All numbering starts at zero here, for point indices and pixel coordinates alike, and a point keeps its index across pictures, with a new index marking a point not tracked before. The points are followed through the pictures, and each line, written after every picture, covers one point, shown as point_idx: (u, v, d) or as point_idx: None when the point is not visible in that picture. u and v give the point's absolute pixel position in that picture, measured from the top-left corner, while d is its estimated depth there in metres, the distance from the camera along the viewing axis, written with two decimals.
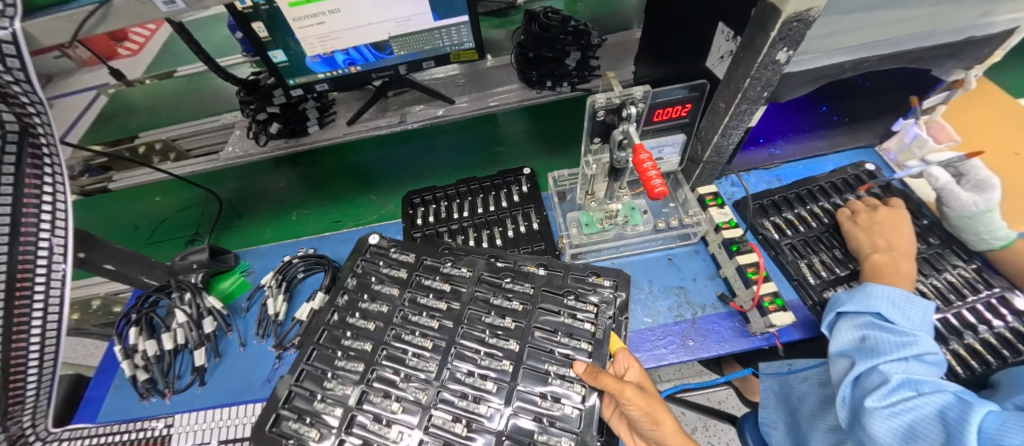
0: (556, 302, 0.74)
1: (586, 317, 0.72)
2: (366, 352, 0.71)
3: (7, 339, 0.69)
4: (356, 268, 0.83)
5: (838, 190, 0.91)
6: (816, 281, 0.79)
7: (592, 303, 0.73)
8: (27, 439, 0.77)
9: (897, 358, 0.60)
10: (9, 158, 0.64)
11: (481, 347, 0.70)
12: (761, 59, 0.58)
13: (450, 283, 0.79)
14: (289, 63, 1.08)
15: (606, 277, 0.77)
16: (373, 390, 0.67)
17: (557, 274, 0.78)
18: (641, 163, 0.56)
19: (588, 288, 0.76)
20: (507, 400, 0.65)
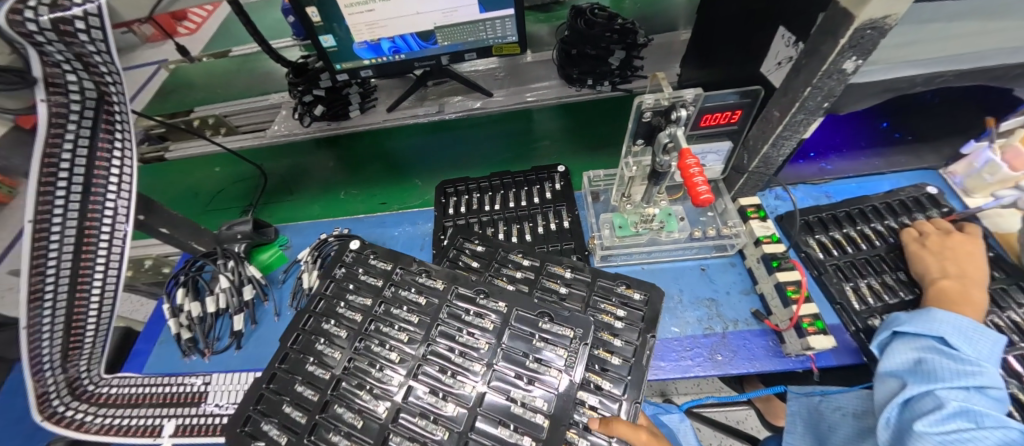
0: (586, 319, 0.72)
1: (613, 329, 0.70)
2: (335, 362, 0.70)
3: (73, 286, 0.78)
4: (335, 276, 0.82)
5: (895, 212, 0.85)
6: (861, 307, 0.74)
7: (619, 315, 0.72)
8: (82, 382, 0.86)
9: (957, 386, 0.56)
10: (87, 123, 0.70)
11: (447, 364, 0.67)
12: (825, 68, 0.55)
13: (425, 293, 0.76)
14: (338, 48, 1.11)
15: (637, 289, 0.75)
16: (335, 400, 0.66)
17: (587, 283, 0.77)
18: (687, 168, 0.54)
19: (615, 300, 0.75)
20: (466, 424, 0.62)
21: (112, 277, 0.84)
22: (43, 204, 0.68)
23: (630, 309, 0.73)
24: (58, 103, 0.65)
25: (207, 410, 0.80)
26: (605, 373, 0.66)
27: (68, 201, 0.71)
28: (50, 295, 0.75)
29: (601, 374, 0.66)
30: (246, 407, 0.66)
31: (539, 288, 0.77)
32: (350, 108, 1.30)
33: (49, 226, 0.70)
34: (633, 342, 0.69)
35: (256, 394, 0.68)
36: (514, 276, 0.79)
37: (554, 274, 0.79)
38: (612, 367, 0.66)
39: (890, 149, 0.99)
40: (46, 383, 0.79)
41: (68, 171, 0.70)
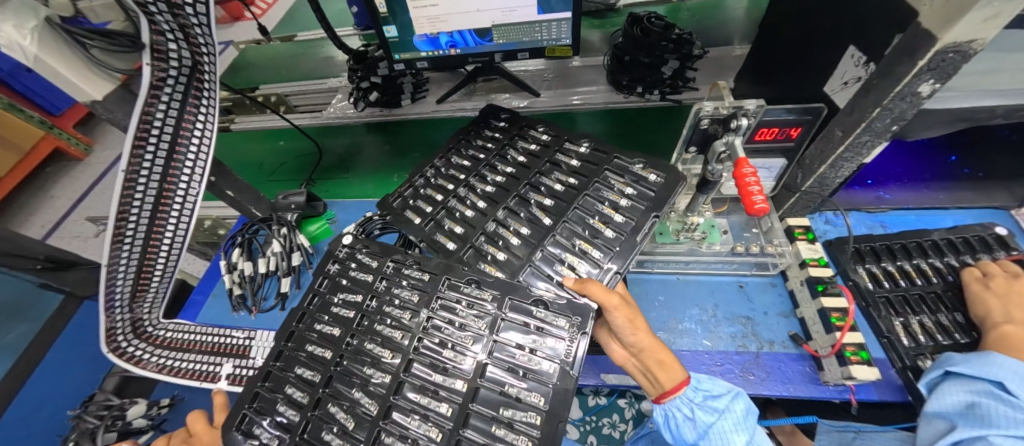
0: (595, 196, 0.77)
1: (616, 206, 0.74)
2: (326, 359, 0.71)
3: (148, 235, 0.86)
4: (327, 272, 0.84)
5: (955, 250, 0.80)
6: (911, 344, 0.71)
7: (626, 193, 0.75)
8: (143, 323, 0.94)
9: (1012, 435, 0.53)
10: (180, 89, 0.77)
11: (436, 364, 0.66)
12: (899, 88, 0.53)
13: (416, 289, 0.75)
14: (399, 38, 1.17)
15: (655, 171, 0.75)
16: (329, 396, 0.68)
17: (602, 159, 0.82)
18: (744, 177, 0.54)
19: (627, 179, 0.77)
20: (459, 422, 0.60)
21: (182, 230, 0.92)
22: (135, 157, 0.76)
23: (641, 187, 0.75)
24: (160, 68, 0.72)
25: (249, 363, 0.86)
26: (596, 242, 0.72)
27: (156, 157, 0.79)
28: (130, 239, 0.83)
29: (592, 242, 0.72)
30: (241, 405, 0.69)
31: (551, 160, 0.86)
32: (403, 96, 1.37)
33: (138, 177, 0.78)
34: (630, 219, 0.72)
35: (251, 394, 0.72)
36: (528, 148, 0.91)
37: (570, 149, 0.87)
38: (603, 237, 0.72)
39: (956, 183, 0.93)
40: (115, 319, 0.88)
41: (159, 130, 0.77)
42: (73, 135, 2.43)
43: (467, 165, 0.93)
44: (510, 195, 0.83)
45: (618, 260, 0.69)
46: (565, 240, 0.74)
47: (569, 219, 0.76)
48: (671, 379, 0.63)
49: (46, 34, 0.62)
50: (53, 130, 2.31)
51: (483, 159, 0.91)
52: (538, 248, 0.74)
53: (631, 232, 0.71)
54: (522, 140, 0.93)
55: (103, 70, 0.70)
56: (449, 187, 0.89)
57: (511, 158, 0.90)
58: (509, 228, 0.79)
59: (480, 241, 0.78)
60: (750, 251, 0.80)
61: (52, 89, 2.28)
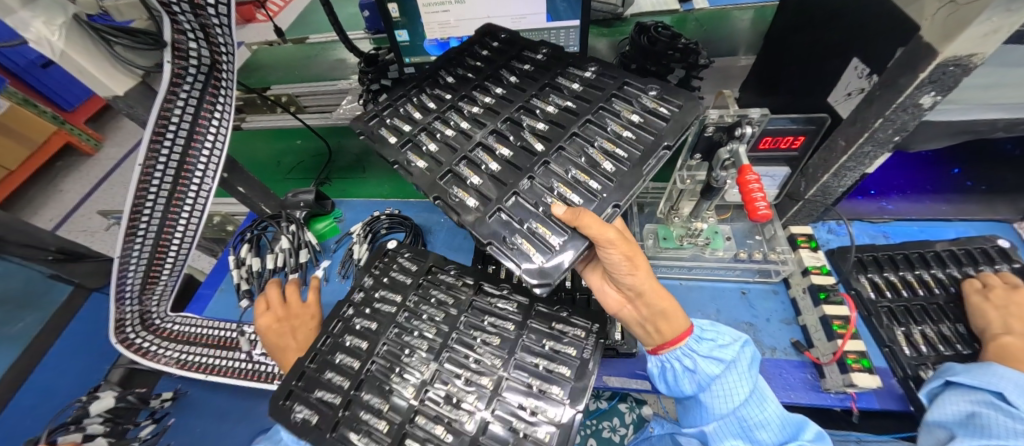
0: (595, 130, 0.73)
1: (618, 138, 0.70)
2: (357, 365, 0.74)
3: (160, 229, 0.88)
4: (373, 267, 0.90)
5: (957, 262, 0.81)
6: (912, 353, 0.71)
7: (631, 123, 0.70)
8: (151, 315, 0.96)
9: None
10: (198, 87, 0.79)
11: (462, 370, 0.71)
12: (900, 100, 0.55)
13: (448, 303, 0.80)
14: (410, 42, 1.19)
15: (666, 103, 0.70)
16: (359, 396, 0.70)
17: (605, 87, 0.78)
18: (746, 183, 0.55)
19: (634, 109, 0.72)
20: (478, 429, 0.64)
21: (193, 226, 0.93)
22: (151, 152, 0.78)
23: (650, 118, 0.70)
24: (180, 66, 0.74)
25: (256, 357, 0.88)
26: (593, 173, 0.68)
27: (172, 153, 0.81)
28: (143, 231, 0.85)
29: (592, 170, 0.68)
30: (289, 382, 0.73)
31: (550, 84, 0.83)
32: None
33: (153, 171, 0.80)
34: (632, 153, 0.68)
35: (285, 390, 0.73)
36: (522, 70, 0.87)
37: (574, 75, 0.84)
38: (602, 169, 0.67)
39: (959, 196, 0.94)
40: (124, 310, 0.89)
41: (177, 125, 0.79)
42: (84, 130, 2.46)
43: (455, 85, 0.89)
44: (500, 117, 0.80)
45: (615, 196, 0.63)
46: (558, 169, 0.71)
47: (563, 148, 0.73)
48: (674, 330, 0.62)
49: (72, 32, 0.63)
50: (65, 125, 2.34)
51: (475, 79, 0.88)
52: (525, 177, 0.70)
53: (632, 164, 0.66)
54: (516, 61, 0.90)
55: (124, 66, 0.72)
56: (436, 105, 0.86)
57: (506, 79, 0.87)
58: (493, 151, 0.76)
59: (461, 164, 0.75)
60: (753, 258, 0.80)
61: (65, 84, 2.31)
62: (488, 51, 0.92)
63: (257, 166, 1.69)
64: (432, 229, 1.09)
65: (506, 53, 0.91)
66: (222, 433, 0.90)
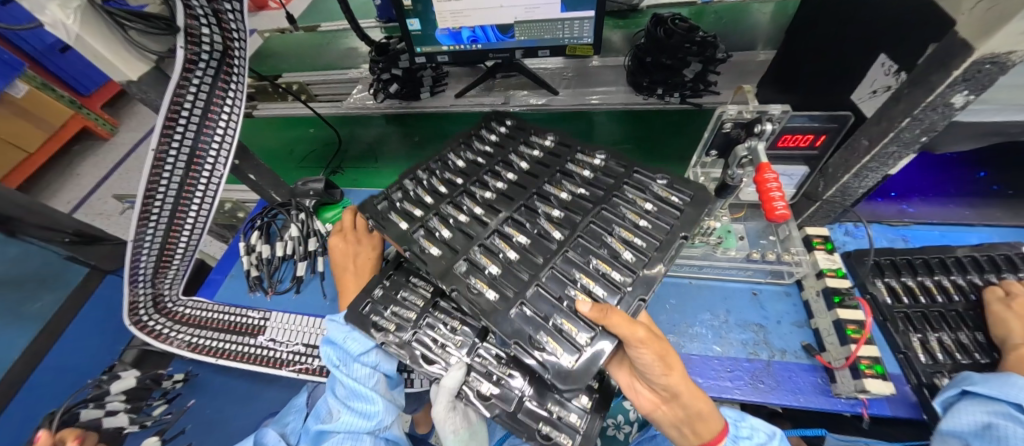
0: (610, 218, 0.72)
1: (636, 228, 0.69)
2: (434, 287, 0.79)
3: (173, 214, 0.89)
4: None
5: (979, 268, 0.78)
6: (928, 361, 0.70)
7: (646, 211, 0.71)
8: (164, 298, 0.97)
9: None
10: (210, 73, 0.79)
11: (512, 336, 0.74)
12: (931, 99, 0.52)
13: None
14: (422, 32, 1.18)
15: (680, 193, 0.71)
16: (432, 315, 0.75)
17: (617, 177, 0.78)
18: (764, 182, 0.53)
19: (646, 198, 0.73)
20: (516, 406, 0.67)
21: (205, 211, 0.94)
22: (164, 138, 0.78)
23: (662, 206, 0.72)
24: (193, 51, 0.74)
25: (264, 343, 0.89)
26: (614, 263, 0.65)
27: (184, 139, 0.81)
28: (156, 216, 0.86)
29: (614, 262, 0.65)
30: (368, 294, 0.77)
31: (562, 169, 0.82)
32: (422, 90, 1.38)
33: (166, 157, 0.80)
34: (651, 242, 0.67)
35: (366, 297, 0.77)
36: (533, 155, 0.87)
37: (583, 160, 0.83)
38: (623, 258, 0.66)
39: (983, 200, 0.91)
40: (138, 293, 0.91)
41: (189, 111, 0.79)
42: (100, 115, 2.50)
43: (465, 169, 0.87)
44: (514, 203, 0.78)
45: (640, 289, 0.61)
46: (577, 257, 0.68)
47: (581, 236, 0.70)
48: (710, 431, 0.61)
49: (88, 15, 0.63)
50: (82, 110, 2.38)
51: (486, 163, 0.87)
52: (546, 265, 0.67)
53: (650, 255, 0.65)
54: (526, 146, 0.90)
55: (138, 50, 0.72)
56: (447, 189, 0.83)
57: (519, 160, 0.87)
58: (508, 237, 0.72)
59: (477, 250, 0.71)
60: (766, 259, 0.79)
61: (82, 70, 2.34)
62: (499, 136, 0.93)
63: (269, 156, 1.73)
64: None
65: (517, 139, 0.91)
66: (234, 415, 0.93)
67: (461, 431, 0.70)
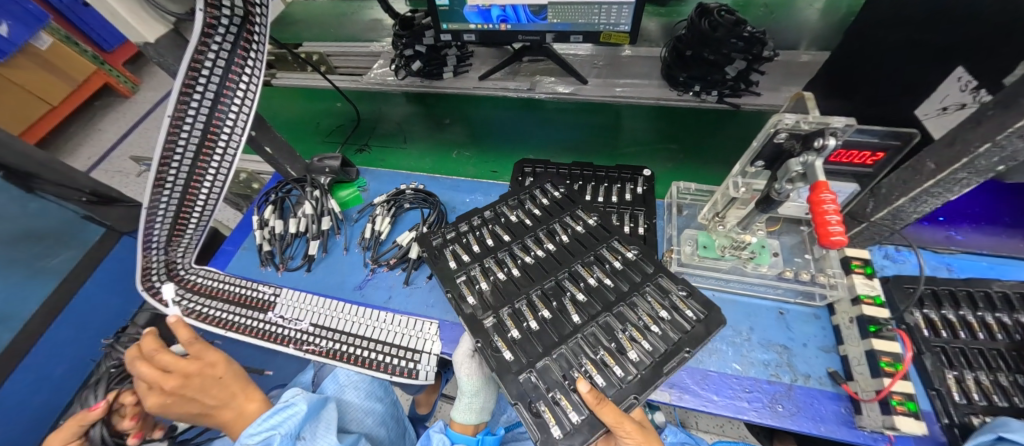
0: (628, 318, 0.68)
1: (646, 329, 0.66)
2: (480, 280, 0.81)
3: (187, 184, 0.87)
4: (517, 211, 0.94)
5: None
6: (963, 401, 0.65)
7: (660, 318, 0.67)
8: (177, 266, 0.97)
9: None
10: (229, 39, 0.76)
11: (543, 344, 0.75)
12: (1020, 125, 0.46)
13: None
14: (450, 7, 1.12)
15: (695, 307, 0.67)
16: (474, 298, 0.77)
17: (644, 273, 0.74)
18: (821, 202, 0.48)
19: (665, 303, 0.69)
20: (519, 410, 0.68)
21: (219, 181, 0.93)
22: (181, 104, 0.76)
23: (676, 317, 0.67)
24: (212, 15, 0.70)
25: (273, 319, 0.88)
26: (620, 357, 0.64)
27: (200, 107, 0.78)
28: (170, 183, 0.84)
29: (619, 362, 0.63)
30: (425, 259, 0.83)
31: (591, 255, 0.78)
32: (445, 69, 1.33)
33: (182, 124, 0.78)
34: (659, 348, 0.63)
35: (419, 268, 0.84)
36: (576, 230, 0.83)
37: (617, 248, 0.79)
38: (627, 357, 0.64)
39: None
40: (151, 259, 0.90)
41: (207, 79, 0.76)
42: (122, 72, 2.49)
43: (513, 228, 0.86)
44: (548, 278, 0.76)
45: (639, 388, 0.60)
46: (587, 344, 0.66)
47: (599, 324, 0.68)
48: None
49: None
50: (104, 66, 2.37)
51: (532, 226, 0.85)
52: (561, 343, 0.67)
53: (657, 362, 0.62)
54: (571, 218, 0.85)
55: (155, 11, 0.69)
56: (493, 242, 0.84)
57: (562, 232, 0.83)
58: (535, 308, 0.73)
59: (506, 312, 0.72)
60: (800, 279, 0.75)
61: (105, 24, 2.32)
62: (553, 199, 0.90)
63: (289, 125, 1.68)
64: (456, 208, 1.05)
65: (569, 207, 0.87)
66: None
67: (473, 376, 0.80)
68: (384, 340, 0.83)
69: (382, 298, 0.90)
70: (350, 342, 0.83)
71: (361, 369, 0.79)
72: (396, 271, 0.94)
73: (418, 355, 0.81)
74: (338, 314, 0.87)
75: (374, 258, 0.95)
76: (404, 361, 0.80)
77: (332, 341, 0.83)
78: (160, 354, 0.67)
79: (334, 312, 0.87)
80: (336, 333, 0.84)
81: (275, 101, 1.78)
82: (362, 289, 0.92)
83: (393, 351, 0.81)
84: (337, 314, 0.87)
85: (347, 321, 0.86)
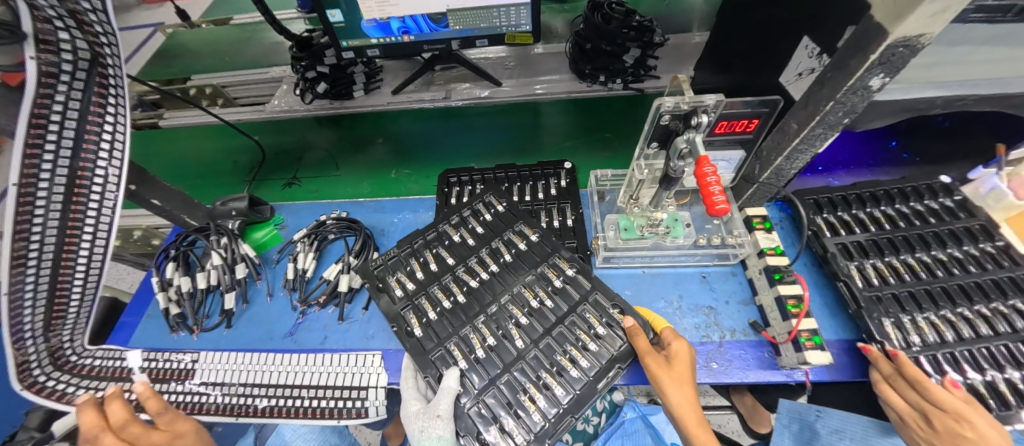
0: (566, 340, 0.70)
1: (584, 349, 0.69)
2: (423, 279, 0.81)
3: (57, 263, 0.73)
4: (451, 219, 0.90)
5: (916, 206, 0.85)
6: (865, 286, 0.75)
7: (596, 335, 0.70)
8: (64, 352, 0.81)
9: None
10: (78, 85, 0.66)
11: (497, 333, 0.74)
12: (851, 83, 0.53)
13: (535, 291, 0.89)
14: (345, 24, 1.06)
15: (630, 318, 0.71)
16: (420, 300, 0.78)
17: (581, 291, 0.76)
18: (704, 176, 0.54)
19: (602, 320, 0.72)
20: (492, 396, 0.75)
21: (101, 248, 0.79)
22: (28, 168, 0.64)
23: (613, 331, 0.70)
24: (48, 61, 0.61)
25: (192, 388, 0.78)
26: (560, 378, 0.66)
27: (57, 166, 0.67)
28: (34, 265, 0.70)
29: (557, 378, 0.66)
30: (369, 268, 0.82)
31: (538, 270, 0.79)
32: (355, 87, 1.28)
33: (36, 191, 0.65)
34: (594, 366, 0.67)
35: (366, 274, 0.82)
36: (521, 246, 0.83)
37: (558, 265, 0.79)
38: (567, 376, 0.66)
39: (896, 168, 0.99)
40: (28, 352, 0.74)
41: (57, 134, 0.65)
42: None
43: (458, 247, 0.85)
44: (497, 290, 0.78)
45: (575, 408, 0.63)
46: (530, 368, 0.68)
47: (540, 348, 0.70)
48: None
49: None
50: None
51: (476, 246, 0.83)
52: (506, 370, 0.69)
53: (591, 381, 0.66)
54: (518, 234, 0.85)
55: None
56: (437, 267, 0.82)
57: (502, 246, 0.83)
58: (481, 333, 0.73)
59: (452, 342, 0.72)
60: (712, 243, 0.82)
61: None
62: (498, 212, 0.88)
63: (207, 170, 1.50)
64: (385, 231, 1.01)
65: (500, 220, 0.87)
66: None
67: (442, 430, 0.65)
68: (324, 383, 0.76)
69: (317, 340, 0.84)
70: (288, 395, 0.75)
71: (304, 420, 0.73)
72: (329, 308, 0.88)
73: (365, 391, 0.75)
74: (274, 367, 0.79)
75: (303, 299, 0.88)
76: (351, 402, 0.74)
77: (269, 398, 0.75)
78: (130, 425, 0.60)
79: (274, 366, 0.79)
80: (271, 388, 0.76)
81: (183, 151, 1.59)
82: (293, 336, 0.86)
83: (340, 395, 0.75)
84: (269, 367, 0.79)
85: (280, 372, 0.78)
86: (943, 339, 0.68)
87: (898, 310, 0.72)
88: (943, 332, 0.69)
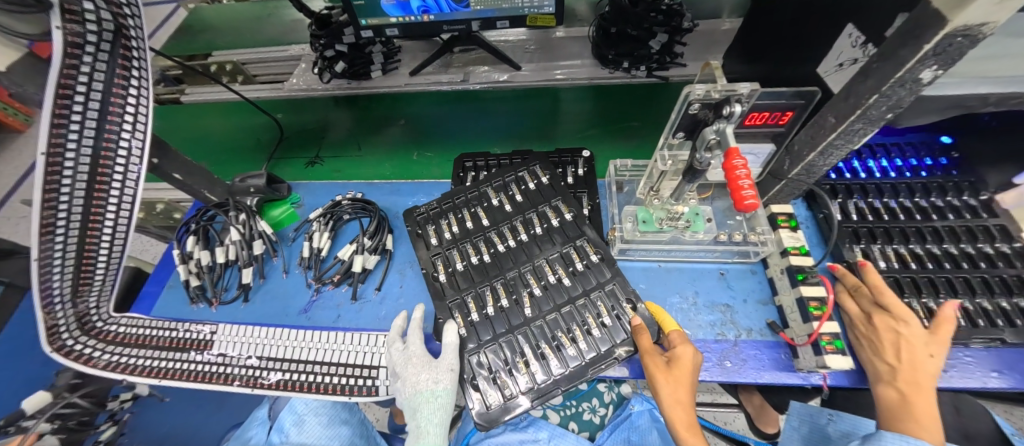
0: (573, 324, 0.70)
1: (588, 332, 0.69)
2: (455, 233, 0.84)
3: (83, 232, 0.75)
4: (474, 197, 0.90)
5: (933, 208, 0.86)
6: (843, 218, 0.85)
7: (602, 323, 0.70)
8: (92, 318, 0.84)
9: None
10: (102, 56, 0.66)
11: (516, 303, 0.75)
12: (900, 75, 0.49)
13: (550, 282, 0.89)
14: (365, 1, 1.04)
15: (641, 309, 0.70)
16: (444, 253, 0.82)
17: (599, 278, 0.74)
18: (733, 168, 0.51)
19: (612, 310, 0.71)
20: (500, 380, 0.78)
21: (124, 218, 0.81)
22: (55, 138, 0.65)
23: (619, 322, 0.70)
24: (74, 31, 0.61)
25: (211, 359, 0.80)
26: (557, 352, 0.68)
27: (82, 137, 0.68)
28: (62, 235, 0.72)
29: (558, 355, 0.68)
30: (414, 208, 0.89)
31: (552, 260, 0.78)
32: (373, 67, 1.26)
33: (62, 161, 0.67)
34: (592, 351, 0.67)
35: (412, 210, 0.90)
36: (535, 231, 0.82)
37: (584, 247, 0.78)
38: (564, 354, 0.68)
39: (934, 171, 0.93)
40: (56, 316, 0.77)
41: (82, 105, 0.66)
42: None
43: (473, 232, 0.84)
44: (510, 270, 0.78)
45: (564, 382, 0.65)
46: (531, 337, 0.71)
47: (545, 320, 0.72)
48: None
49: None
50: None
51: (511, 212, 0.85)
52: (508, 331, 0.72)
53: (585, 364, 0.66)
54: (533, 221, 0.84)
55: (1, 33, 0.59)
56: (472, 225, 0.85)
57: (516, 233, 0.83)
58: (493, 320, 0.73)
59: (470, 293, 0.76)
60: (733, 240, 0.80)
61: None
62: (514, 199, 0.87)
63: (228, 146, 1.52)
64: (399, 213, 1.01)
65: (515, 207, 0.85)
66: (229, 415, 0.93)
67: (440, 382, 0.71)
68: (336, 361, 0.77)
69: (331, 317, 0.85)
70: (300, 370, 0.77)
71: (314, 395, 0.74)
72: (342, 287, 0.89)
73: (375, 370, 0.77)
74: (287, 342, 0.81)
75: (317, 277, 0.89)
76: (362, 380, 0.76)
77: (282, 371, 0.77)
78: None
79: (287, 342, 0.80)
80: (285, 362, 0.78)
81: (206, 126, 1.62)
82: (308, 312, 0.87)
83: (352, 373, 0.76)
84: (284, 342, 0.81)
85: (294, 347, 0.80)
86: (905, 267, 0.78)
87: (867, 238, 0.83)
88: (906, 262, 0.79)
